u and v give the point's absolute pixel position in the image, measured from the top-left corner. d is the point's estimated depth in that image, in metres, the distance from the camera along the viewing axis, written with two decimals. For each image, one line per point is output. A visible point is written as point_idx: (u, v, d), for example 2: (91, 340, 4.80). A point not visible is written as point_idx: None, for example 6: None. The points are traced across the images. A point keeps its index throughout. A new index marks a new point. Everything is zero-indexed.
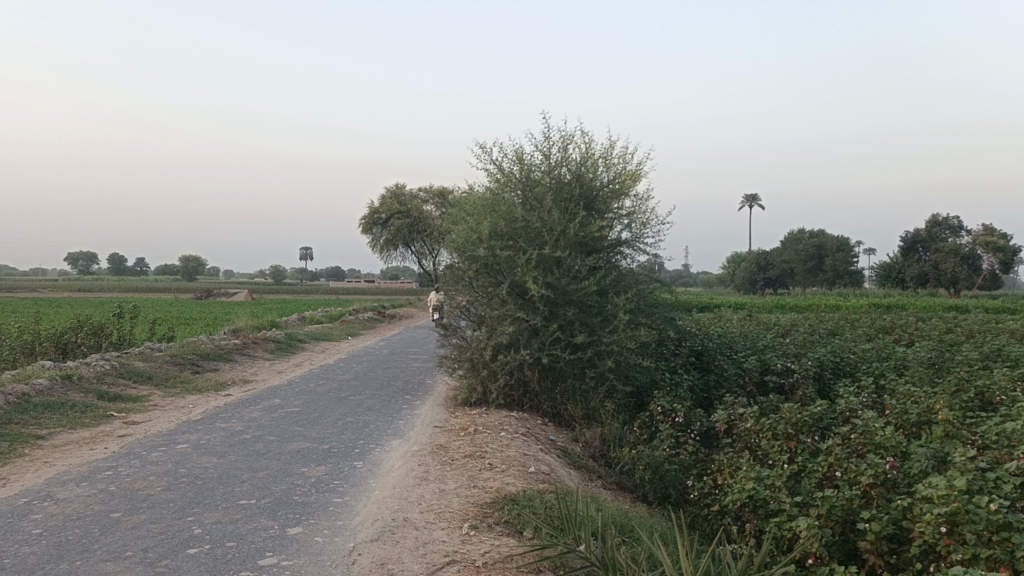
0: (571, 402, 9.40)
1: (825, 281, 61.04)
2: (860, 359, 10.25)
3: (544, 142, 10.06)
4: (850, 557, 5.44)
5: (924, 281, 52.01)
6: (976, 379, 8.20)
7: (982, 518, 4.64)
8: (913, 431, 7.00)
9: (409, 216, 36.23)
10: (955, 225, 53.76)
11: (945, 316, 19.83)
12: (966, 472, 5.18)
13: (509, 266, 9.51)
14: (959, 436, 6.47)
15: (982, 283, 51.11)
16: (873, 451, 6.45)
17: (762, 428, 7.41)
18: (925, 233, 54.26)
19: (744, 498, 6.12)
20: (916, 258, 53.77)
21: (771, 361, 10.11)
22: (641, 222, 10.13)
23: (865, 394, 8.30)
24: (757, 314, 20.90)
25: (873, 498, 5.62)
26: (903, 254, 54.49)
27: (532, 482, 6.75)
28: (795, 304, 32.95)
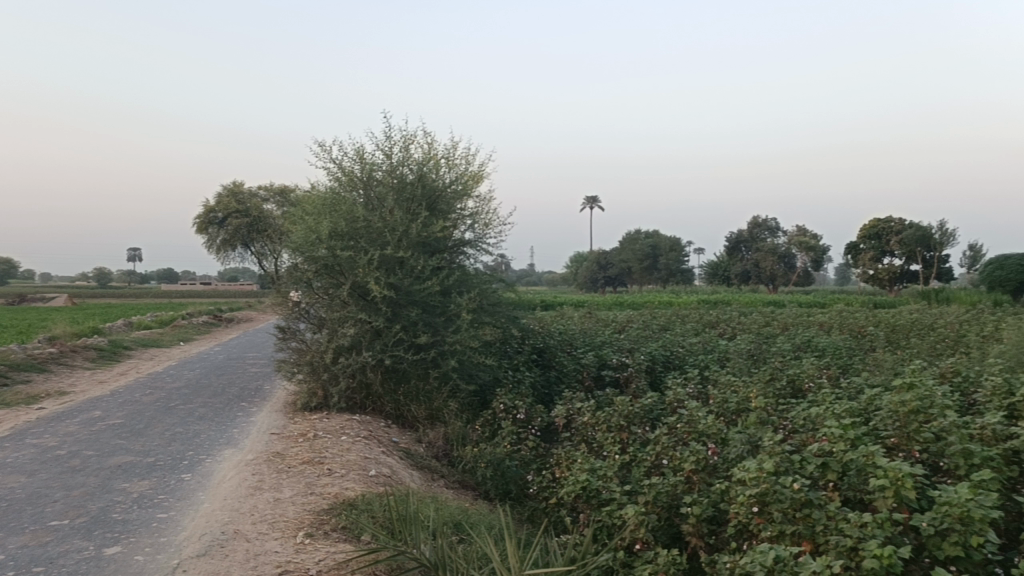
0: (413, 403, 9.39)
1: (659, 280, 64.02)
2: (687, 352, 10.86)
3: (384, 141, 9.96)
4: (675, 540, 5.79)
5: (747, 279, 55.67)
6: (788, 369, 8.89)
7: (787, 497, 5.06)
8: (732, 419, 7.51)
9: (248, 215, 34.88)
10: (773, 227, 58.09)
11: (753, 311, 21.37)
12: (774, 454, 5.63)
13: (350, 267, 9.36)
14: (771, 422, 7.02)
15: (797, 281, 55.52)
16: (696, 438, 6.89)
17: (597, 421, 7.71)
18: (747, 234, 58.28)
19: (578, 489, 6.35)
20: (739, 257, 57.80)
21: (607, 356, 10.52)
22: (483, 222, 10.27)
23: (692, 385, 8.82)
24: (591, 311, 21.69)
25: (695, 483, 6.00)
26: (728, 254, 58.23)
27: (372, 485, 6.68)
28: (630, 302, 34.41)
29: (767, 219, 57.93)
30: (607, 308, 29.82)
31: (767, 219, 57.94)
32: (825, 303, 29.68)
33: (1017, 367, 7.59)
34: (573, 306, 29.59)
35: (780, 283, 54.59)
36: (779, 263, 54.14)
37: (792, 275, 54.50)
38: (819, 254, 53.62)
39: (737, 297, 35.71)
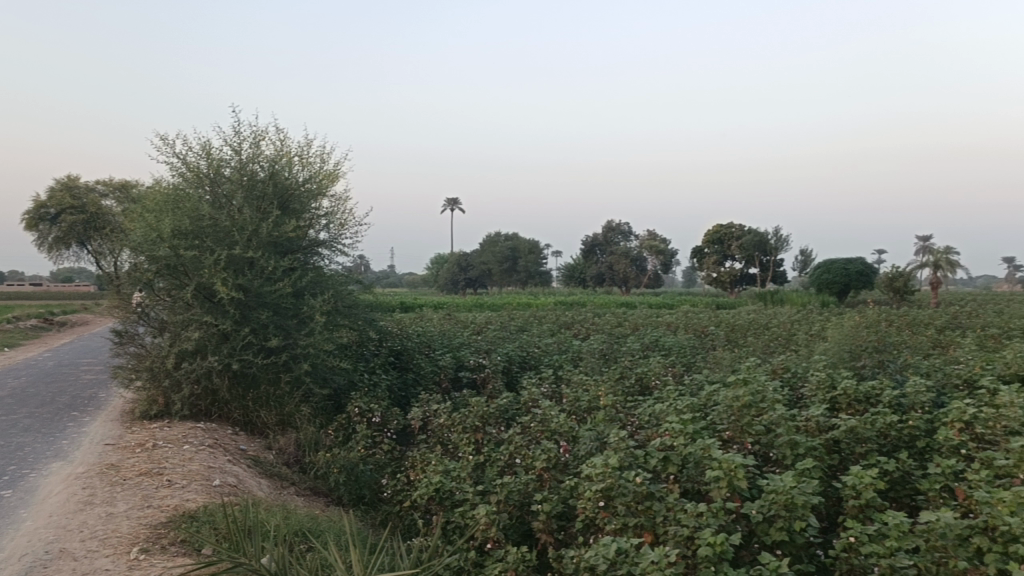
0: (263, 409, 9.08)
1: (519, 281, 65.24)
2: (543, 353, 11.10)
3: (233, 137, 9.56)
4: (525, 538, 5.90)
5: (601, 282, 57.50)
6: (637, 368, 9.26)
7: (630, 491, 5.26)
8: (584, 417, 7.73)
9: (84, 212, 32.59)
10: (626, 231, 60.45)
11: (602, 312, 22.20)
12: (619, 450, 5.83)
13: (195, 267, 8.93)
14: (619, 419, 7.28)
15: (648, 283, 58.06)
16: (549, 437, 7.03)
17: (453, 422, 7.71)
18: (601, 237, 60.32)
19: (431, 491, 6.33)
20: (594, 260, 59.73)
21: (465, 357, 10.57)
22: (338, 223, 10.09)
23: (546, 385, 9.00)
24: (447, 312, 21.78)
25: (546, 481, 6.13)
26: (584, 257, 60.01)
27: (216, 495, 6.39)
28: (489, 304, 34.78)
29: (620, 224, 60.24)
30: (465, 309, 30.04)
31: (620, 223, 60.25)
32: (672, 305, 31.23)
33: (837, 363, 8.26)
34: (431, 308, 29.61)
35: (631, 286, 56.78)
36: (632, 266, 56.39)
37: (643, 278, 56.94)
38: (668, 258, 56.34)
39: (592, 299, 36.87)
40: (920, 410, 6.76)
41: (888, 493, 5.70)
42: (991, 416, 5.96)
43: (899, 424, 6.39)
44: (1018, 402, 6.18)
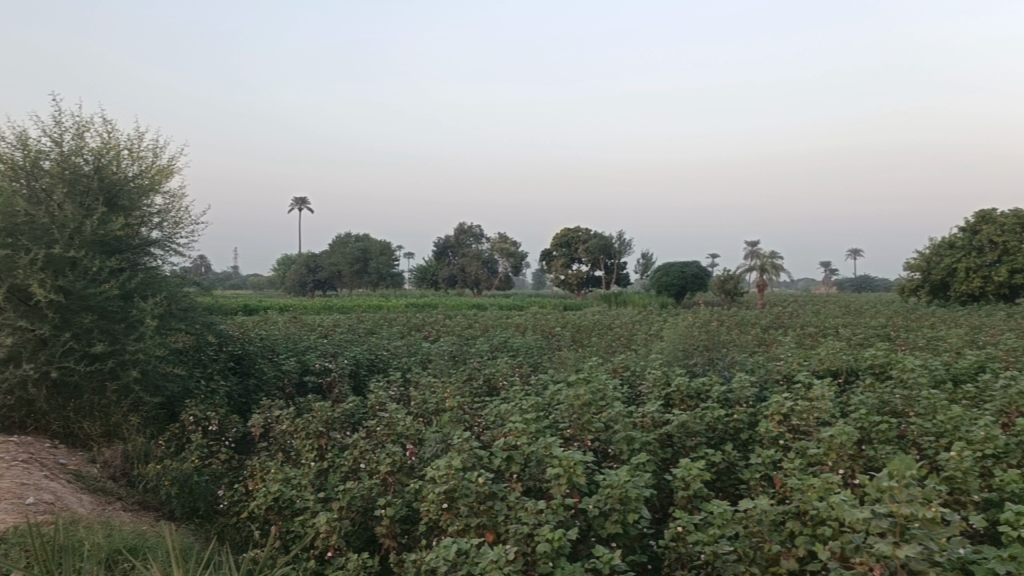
0: (86, 420, 8.53)
1: (370, 283, 64.44)
2: (392, 355, 11.00)
3: (53, 127, 8.84)
4: (368, 544, 5.83)
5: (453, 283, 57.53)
6: (486, 368, 9.35)
7: (473, 491, 5.29)
8: (431, 419, 7.71)
9: None
10: (477, 233, 61.02)
11: (448, 314, 22.28)
12: (463, 451, 5.85)
13: (7, 268, 8.17)
14: (465, 420, 7.31)
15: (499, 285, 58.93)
16: (395, 440, 6.96)
17: (296, 428, 7.47)
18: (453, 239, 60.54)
19: (270, 500, 6.11)
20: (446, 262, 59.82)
21: (310, 361, 10.30)
22: (172, 222, 9.62)
23: (394, 388, 8.92)
24: (289, 315, 21.14)
25: (390, 485, 6.06)
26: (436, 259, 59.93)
27: (29, 515, 5.87)
28: (337, 306, 34.11)
29: (471, 226, 60.77)
30: (311, 312, 29.30)
31: (472, 226, 60.79)
32: (520, 307, 31.83)
33: (673, 361, 8.70)
34: (275, 310, 28.65)
35: (483, 287, 57.35)
36: (483, 268, 56.99)
37: (494, 280, 57.74)
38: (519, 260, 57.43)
39: (443, 301, 36.96)
40: (745, 405, 7.24)
41: (715, 483, 6.06)
42: (805, 409, 6.46)
43: (726, 417, 6.81)
44: (828, 394, 6.74)
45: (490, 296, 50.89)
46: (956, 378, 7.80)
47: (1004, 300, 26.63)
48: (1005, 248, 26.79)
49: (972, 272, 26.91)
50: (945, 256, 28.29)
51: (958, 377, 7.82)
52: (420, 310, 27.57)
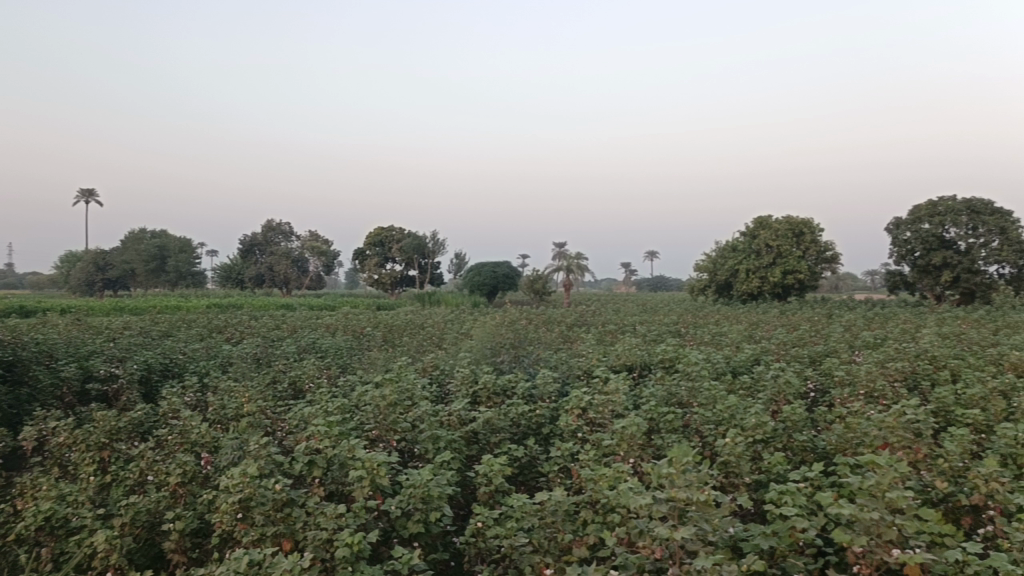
0: None
1: (169, 282, 60.59)
2: (189, 359, 10.37)
3: None
4: (155, 561, 5.45)
5: (258, 283, 54.86)
6: (291, 371, 9.04)
7: (269, 499, 5.08)
8: (230, 425, 7.34)
9: None
10: (286, 231, 59.13)
11: (247, 314, 21.38)
12: (260, 457, 5.61)
13: None
14: (266, 425, 7.02)
15: (310, 285, 57.47)
16: (188, 449, 6.55)
17: (75, 440, 6.84)
18: (261, 237, 58.19)
19: (40, 520, 5.54)
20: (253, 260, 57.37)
21: (95, 367, 9.48)
22: None
23: (190, 393, 8.40)
24: (66, 317, 19.35)
25: (181, 497, 5.69)
26: (242, 257, 57.28)
27: None
28: (128, 306, 31.72)
29: (280, 224, 58.77)
30: (95, 313, 27.07)
31: (281, 223, 58.83)
32: (329, 306, 31.17)
33: (480, 359, 8.84)
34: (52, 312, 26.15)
35: (292, 287, 55.68)
36: (293, 266, 55.27)
37: (304, 279, 56.20)
38: (330, 259, 56.30)
39: (248, 301, 35.39)
40: (547, 400, 7.49)
41: (517, 478, 6.22)
42: (602, 402, 6.79)
43: (529, 413, 7.01)
44: (623, 388, 7.12)
45: (299, 296, 49.17)
46: (735, 370, 8.52)
47: (777, 298, 29.63)
48: (779, 252, 29.63)
49: (752, 273, 29.52)
50: (729, 258, 30.82)
51: (737, 369, 8.54)
52: (221, 310, 26.26)
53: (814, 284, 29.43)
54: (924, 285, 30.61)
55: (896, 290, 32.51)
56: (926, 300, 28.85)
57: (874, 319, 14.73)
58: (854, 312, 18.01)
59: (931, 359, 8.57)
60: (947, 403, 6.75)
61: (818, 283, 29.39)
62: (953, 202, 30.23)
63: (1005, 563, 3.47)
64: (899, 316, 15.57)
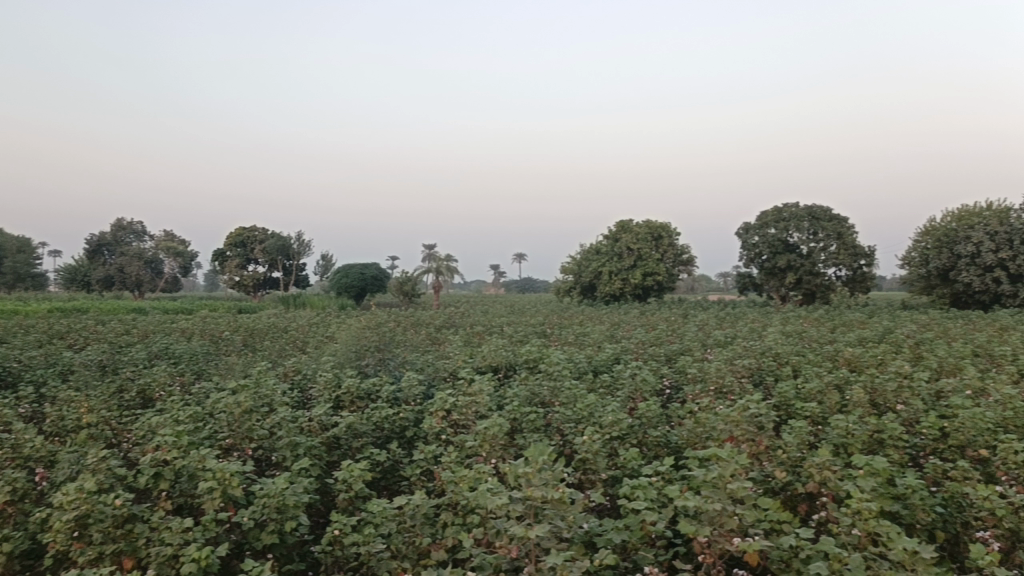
0: None
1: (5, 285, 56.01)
2: (24, 368, 9.60)
3: None
4: None
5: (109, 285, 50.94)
6: (141, 378, 8.53)
7: (108, 515, 4.75)
8: (69, 437, 6.84)
9: None
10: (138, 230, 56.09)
11: (89, 318, 20.05)
12: (100, 471, 5.24)
13: None
14: (110, 437, 6.59)
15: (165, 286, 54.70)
16: (20, 464, 6.05)
17: None
18: (110, 236, 54.74)
19: None
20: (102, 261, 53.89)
21: None
22: None
23: (24, 405, 7.77)
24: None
25: (9, 517, 5.24)
26: (89, 258, 53.64)
27: None
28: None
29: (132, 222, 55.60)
30: None
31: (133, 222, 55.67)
32: (185, 310, 29.70)
33: (344, 362, 8.66)
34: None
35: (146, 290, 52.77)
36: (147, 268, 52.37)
37: (159, 281, 53.43)
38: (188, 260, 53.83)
39: (95, 304, 33.19)
40: (412, 403, 7.43)
41: (379, 482, 6.13)
42: (465, 404, 6.80)
43: (392, 416, 6.93)
44: (486, 389, 7.17)
45: (153, 299, 46.64)
46: (596, 369, 8.76)
47: (637, 299, 30.74)
48: (639, 254, 30.70)
49: (614, 275, 30.47)
50: (593, 260, 31.65)
51: (598, 369, 8.79)
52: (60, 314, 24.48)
53: (672, 285, 30.78)
54: (770, 287, 32.52)
55: (746, 292, 34.35)
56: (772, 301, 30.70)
57: (724, 318, 15.54)
58: (707, 312, 18.95)
59: (774, 355, 9.13)
60: (788, 397, 7.20)
61: (676, 285, 30.82)
62: (796, 209, 32.38)
63: (832, 546, 3.70)
64: (745, 316, 16.49)
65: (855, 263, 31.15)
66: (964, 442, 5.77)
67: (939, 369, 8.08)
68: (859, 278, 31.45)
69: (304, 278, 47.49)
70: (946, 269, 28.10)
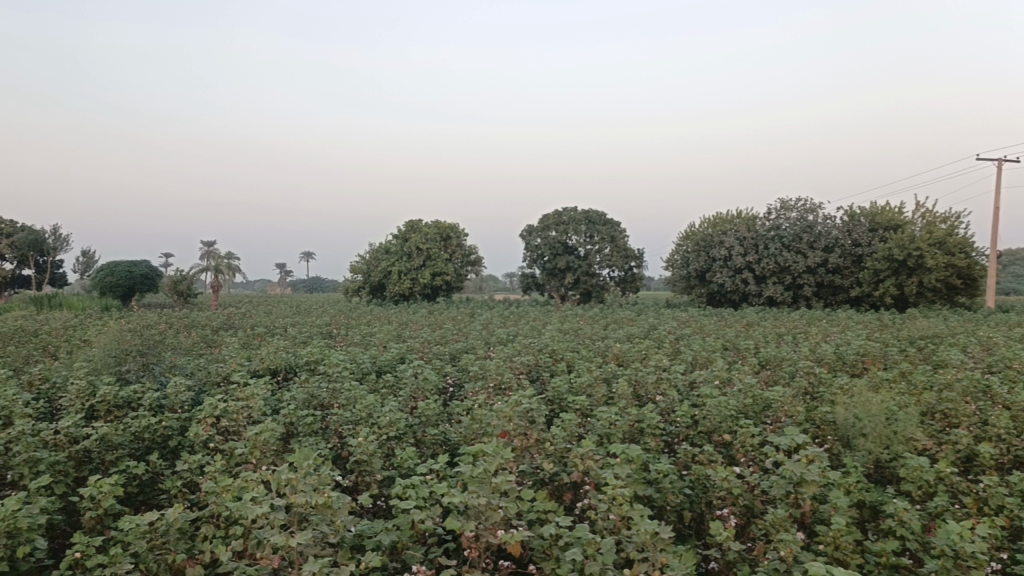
0: None
1: None
2: None
3: None
4: None
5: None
6: None
7: None
8: None
9: None
10: None
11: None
12: None
13: None
14: None
15: None
16: None
17: None
18: None
19: None
20: None
21: None
22: None
23: None
24: None
25: None
26: None
27: None
28: None
29: None
30: None
31: None
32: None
33: (101, 368, 7.95)
34: None
35: None
36: None
37: None
38: None
39: None
40: (178, 410, 6.96)
41: (136, 497, 5.67)
42: (237, 409, 6.47)
43: (155, 425, 6.44)
44: (260, 392, 6.87)
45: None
46: (379, 369, 8.69)
47: (425, 298, 30.95)
48: (428, 254, 31.13)
49: (402, 275, 30.47)
50: (381, 260, 31.37)
51: (382, 369, 8.72)
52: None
53: (459, 285, 31.65)
54: (551, 287, 33.90)
55: (528, 292, 35.49)
56: (553, 300, 32.03)
57: (503, 317, 16.04)
58: (488, 312, 19.50)
59: (551, 352, 9.54)
60: (561, 391, 7.55)
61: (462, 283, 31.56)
62: (575, 213, 34.13)
63: (587, 532, 3.88)
64: (524, 315, 17.11)
65: (626, 265, 33.65)
66: (710, 428, 6.35)
67: (694, 362, 8.84)
68: (631, 279, 33.82)
69: (59, 277, 43.05)
70: (704, 271, 30.84)
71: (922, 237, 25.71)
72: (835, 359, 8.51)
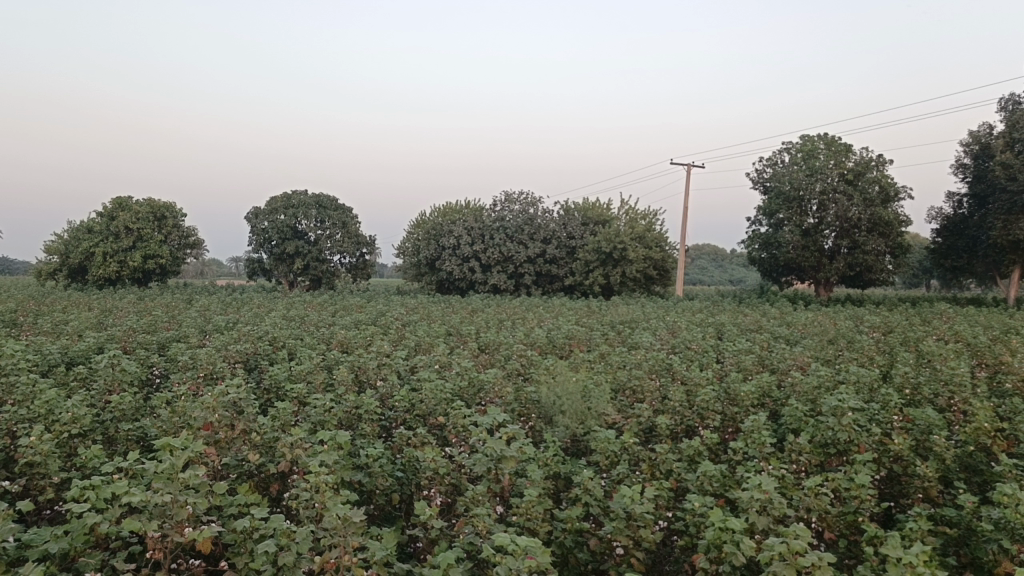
0: None
1: None
2: None
3: None
4: None
5: None
6: None
7: None
8: None
9: None
10: None
11: None
12: None
13: None
14: None
15: None
16: None
17: None
18: None
19: None
20: None
21: None
22: None
23: None
24: None
25: None
26: None
27: None
28: None
29: None
30: None
31: None
32: None
33: None
34: None
35: None
36: None
37: None
38: None
39: None
40: None
41: None
42: None
43: None
44: None
45: None
46: (71, 360, 7.83)
47: (134, 282, 28.59)
48: (138, 235, 28.64)
49: (108, 257, 27.70)
50: (82, 239, 28.18)
51: (73, 360, 7.86)
52: None
53: (176, 270, 29.86)
54: (279, 273, 32.59)
55: (255, 278, 33.89)
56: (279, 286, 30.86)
57: (219, 304, 15.16)
58: (202, 297, 18.48)
59: (272, 340, 9.22)
60: (279, 379, 7.31)
61: (180, 269, 29.97)
62: (304, 197, 33.10)
63: (282, 521, 3.74)
64: (246, 301, 16.38)
65: (357, 252, 33.64)
66: (425, 411, 6.49)
67: (416, 347, 9.02)
68: (361, 266, 33.99)
69: None
70: (433, 259, 31.45)
71: (626, 232, 28.27)
72: (546, 343, 9.12)
